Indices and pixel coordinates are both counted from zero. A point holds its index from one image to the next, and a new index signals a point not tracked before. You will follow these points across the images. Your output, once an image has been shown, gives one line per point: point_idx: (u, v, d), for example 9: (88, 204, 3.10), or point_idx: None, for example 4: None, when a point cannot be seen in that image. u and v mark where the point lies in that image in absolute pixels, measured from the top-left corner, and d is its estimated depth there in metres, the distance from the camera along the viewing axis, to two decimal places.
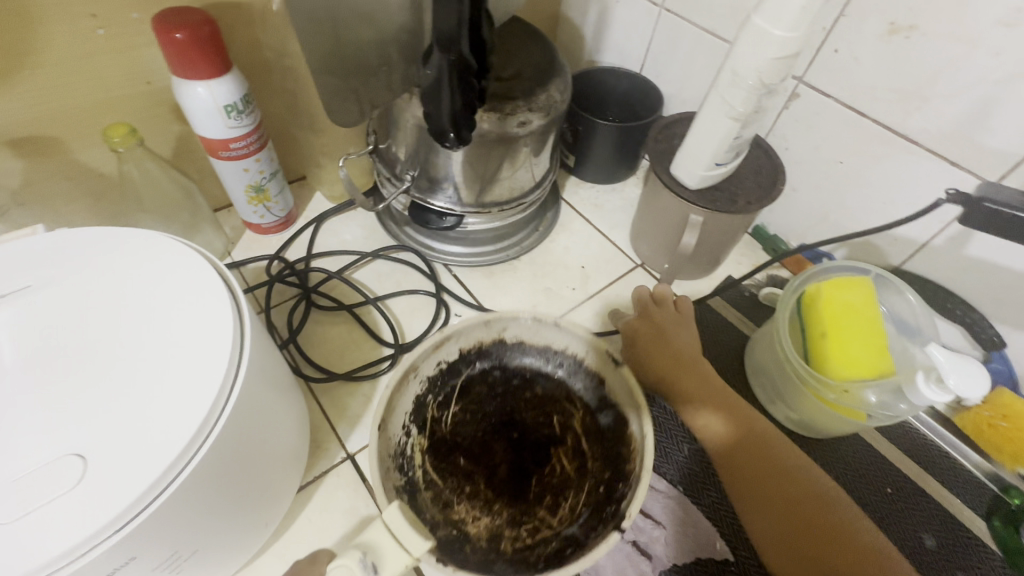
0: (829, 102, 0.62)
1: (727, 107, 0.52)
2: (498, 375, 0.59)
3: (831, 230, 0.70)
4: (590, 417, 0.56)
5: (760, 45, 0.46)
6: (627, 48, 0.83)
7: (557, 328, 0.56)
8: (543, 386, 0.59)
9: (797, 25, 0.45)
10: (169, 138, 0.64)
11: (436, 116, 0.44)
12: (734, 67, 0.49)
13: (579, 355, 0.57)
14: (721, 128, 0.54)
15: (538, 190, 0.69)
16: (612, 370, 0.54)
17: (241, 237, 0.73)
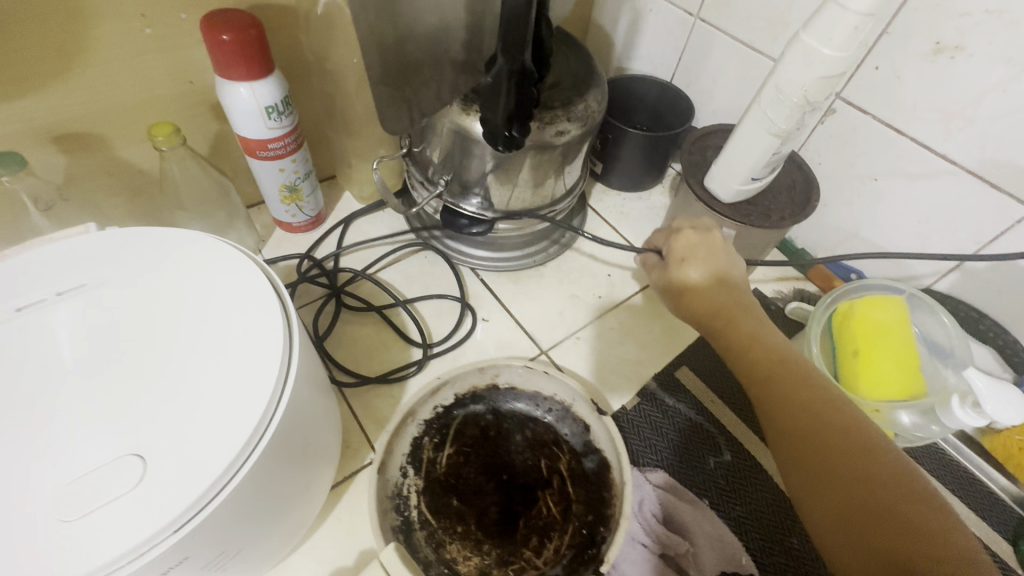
0: (867, 119, 0.61)
1: (768, 123, 0.52)
2: (490, 419, 0.60)
3: (862, 246, 0.70)
4: (576, 460, 0.57)
5: (807, 63, 0.46)
6: (658, 57, 0.83)
7: (548, 376, 0.59)
8: (533, 430, 0.59)
9: (846, 44, 0.44)
10: (207, 136, 0.65)
11: (492, 118, 0.43)
12: (778, 84, 0.49)
13: (567, 401, 0.59)
14: (761, 143, 0.54)
15: (568, 199, 0.70)
16: (597, 421, 0.57)
17: (272, 235, 0.73)
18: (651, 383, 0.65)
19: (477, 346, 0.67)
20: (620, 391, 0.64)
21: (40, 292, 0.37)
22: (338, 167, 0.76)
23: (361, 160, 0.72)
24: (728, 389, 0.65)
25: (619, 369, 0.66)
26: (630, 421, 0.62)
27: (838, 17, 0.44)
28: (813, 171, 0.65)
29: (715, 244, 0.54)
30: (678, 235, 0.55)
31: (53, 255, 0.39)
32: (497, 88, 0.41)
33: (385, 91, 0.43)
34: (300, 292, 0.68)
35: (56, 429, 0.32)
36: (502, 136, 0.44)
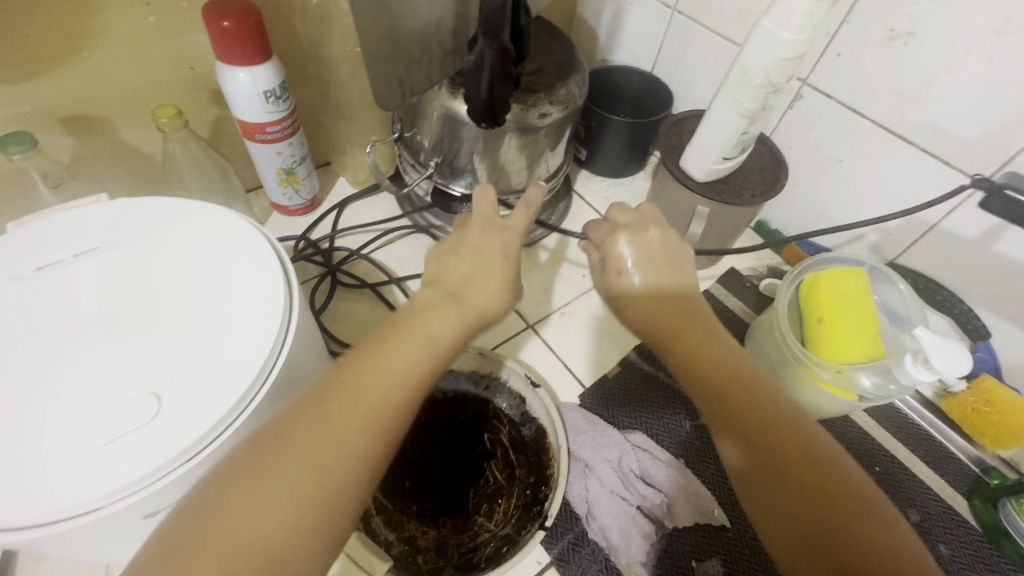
0: (832, 103, 0.66)
1: (736, 104, 0.56)
2: (432, 403, 0.60)
3: (831, 226, 0.74)
4: (514, 430, 0.59)
5: (769, 46, 0.50)
6: (639, 48, 0.87)
7: (483, 357, 0.60)
8: (473, 407, 0.60)
9: (803, 28, 0.48)
10: (207, 121, 0.68)
11: (474, 96, 0.47)
12: (744, 67, 0.53)
13: (503, 377, 0.60)
14: (730, 123, 0.57)
15: (553, 181, 0.73)
16: (532, 394, 0.58)
17: (269, 218, 0.77)
18: (632, 354, 0.68)
19: None
20: (602, 361, 0.68)
21: (57, 253, 0.40)
22: (333, 153, 0.80)
23: (355, 145, 0.76)
24: None
25: (602, 342, 0.70)
26: (611, 387, 0.65)
27: (794, 4, 0.47)
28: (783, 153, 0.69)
29: (652, 245, 0.52)
30: (617, 240, 0.53)
31: (69, 221, 0.42)
32: (480, 66, 0.44)
33: (377, 72, 0.46)
34: (297, 271, 0.71)
35: (75, 372, 0.35)
36: (485, 112, 0.48)
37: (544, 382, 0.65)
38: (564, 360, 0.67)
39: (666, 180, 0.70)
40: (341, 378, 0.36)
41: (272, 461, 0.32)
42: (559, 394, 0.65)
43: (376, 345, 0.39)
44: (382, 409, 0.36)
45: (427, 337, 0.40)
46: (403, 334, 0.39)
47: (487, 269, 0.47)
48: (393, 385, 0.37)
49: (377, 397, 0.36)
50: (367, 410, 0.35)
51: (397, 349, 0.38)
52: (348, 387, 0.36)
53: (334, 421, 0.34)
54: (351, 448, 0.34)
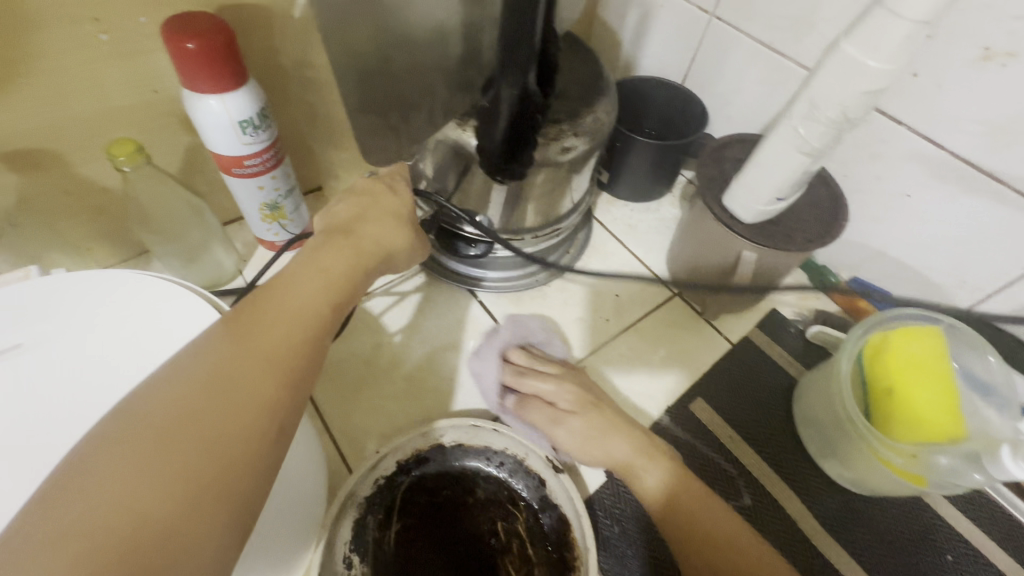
0: (902, 130, 0.56)
1: (799, 140, 0.46)
2: (439, 485, 0.52)
3: (890, 266, 0.65)
4: (532, 519, 0.51)
5: (849, 76, 0.41)
6: (669, 56, 0.77)
7: (497, 433, 0.53)
8: (484, 489, 0.52)
9: (896, 56, 0.39)
10: (178, 150, 0.59)
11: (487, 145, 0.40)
12: (813, 98, 0.44)
13: (520, 455, 0.52)
14: (788, 162, 0.48)
15: (575, 215, 0.64)
16: (555, 481, 0.51)
17: (253, 254, 0.68)
18: (664, 417, 0.61)
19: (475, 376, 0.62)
20: None
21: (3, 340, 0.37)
22: (324, 179, 0.71)
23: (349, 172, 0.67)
24: (746, 421, 0.61)
25: (629, 401, 0.62)
26: None
27: (886, 25, 0.38)
28: (840, 188, 0.59)
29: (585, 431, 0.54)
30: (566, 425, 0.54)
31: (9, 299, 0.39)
32: (493, 113, 0.38)
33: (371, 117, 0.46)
34: None
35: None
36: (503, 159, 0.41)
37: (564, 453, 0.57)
38: None
39: (704, 217, 0.61)
40: (239, 321, 0.32)
41: (153, 428, 0.26)
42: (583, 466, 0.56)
43: (293, 269, 0.36)
44: (292, 351, 0.32)
45: (329, 273, 0.37)
46: (313, 260, 0.37)
47: (381, 226, 0.43)
48: (307, 320, 0.33)
49: (281, 337, 0.32)
50: (275, 351, 0.31)
51: (301, 282, 0.35)
52: (247, 330, 0.31)
53: (240, 366, 0.29)
54: (271, 394, 0.30)
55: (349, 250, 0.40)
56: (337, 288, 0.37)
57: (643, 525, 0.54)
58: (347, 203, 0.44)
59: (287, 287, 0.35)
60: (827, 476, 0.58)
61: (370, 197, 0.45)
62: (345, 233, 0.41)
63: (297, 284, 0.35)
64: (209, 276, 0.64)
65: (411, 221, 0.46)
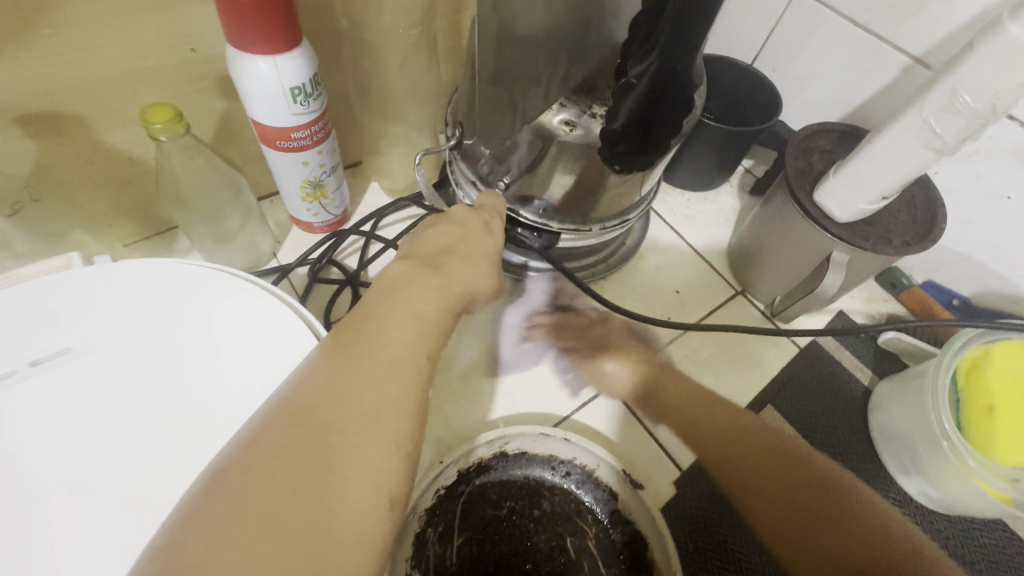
0: (1013, 127, 0.51)
1: (928, 134, 0.42)
2: (502, 496, 0.49)
3: (973, 270, 0.61)
4: (603, 535, 0.48)
5: (1010, 63, 0.36)
6: (741, 34, 0.70)
7: (566, 442, 0.49)
8: (550, 502, 0.49)
9: None
10: (212, 117, 0.53)
11: (612, 123, 0.38)
12: (958, 87, 0.39)
13: (591, 466, 0.49)
14: (909, 158, 0.44)
15: (643, 206, 0.59)
16: (627, 493, 0.48)
17: (288, 234, 0.62)
18: None
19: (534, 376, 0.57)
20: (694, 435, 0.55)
21: (55, 342, 0.35)
22: (365, 155, 0.65)
23: (395, 149, 0.61)
24: (817, 432, 0.57)
25: None
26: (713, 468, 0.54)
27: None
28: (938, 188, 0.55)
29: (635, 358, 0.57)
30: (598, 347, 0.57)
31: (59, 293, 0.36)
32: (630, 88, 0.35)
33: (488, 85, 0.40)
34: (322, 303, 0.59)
35: (81, 503, 0.31)
36: (634, 135, 0.38)
37: (630, 463, 0.53)
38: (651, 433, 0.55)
39: (787, 212, 0.56)
40: (335, 382, 0.29)
41: (259, 511, 0.25)
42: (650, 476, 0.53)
43: (379, 312, 0.34)
44: (394, 415, 0.30)
45: (421, 320, 0.34)
46: (403, 301, 0.35)
47: (460, 265, 0.40)
48: (407, 378, 0.31)
49: (379, 400, 0.29)
50: (374, 417, 0.29)
51: (393, 329, 0.33)
52: (344, 395, 0.29)
53: (343, 438, 0.28)
54: (381, 463, 0.28)
55: (440, 294, 0.36)
56: (427, 336, 0.34)
57: (718, 544, 0.50)
58: (438, 231, 0.43)
59: (380, 336, 0.32)
60: (906, 492, 0.55)
61: (459, 234, 0.43)
62: (425, 269, 0.38)
63: (389, 333, 0.32)
64: (244, 259, 0.58)
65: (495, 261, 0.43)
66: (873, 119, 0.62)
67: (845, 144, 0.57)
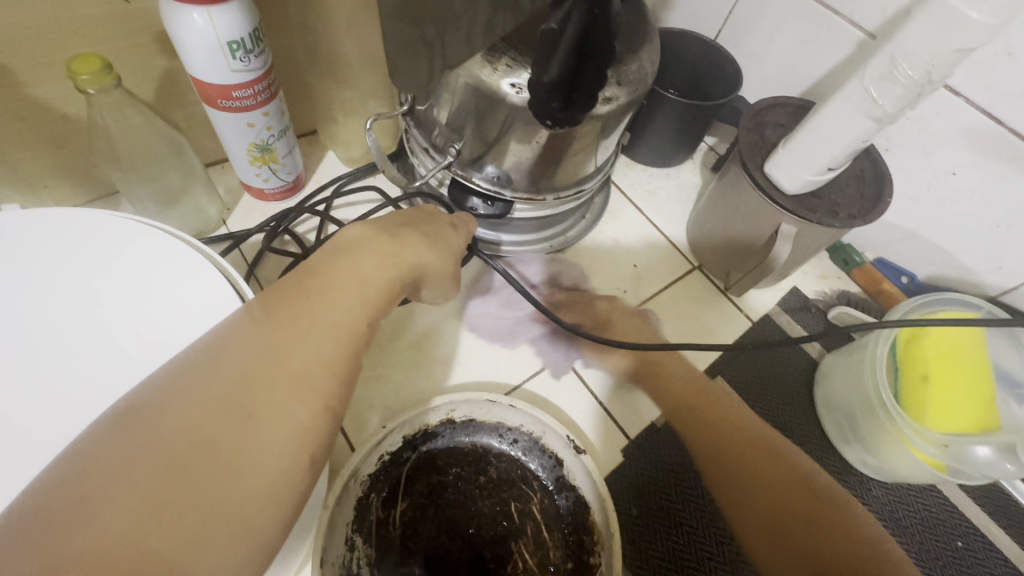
0: (958, 102, 0.52)
1: (869, 104, 0.43)
2: (448, 464, 0.49)
3: (921, 247, 0.63)
4: (547, 501, 0.49)
5: (945, 29, 0.37)
6: (704, 8, 0.70)
7: (511, 409, 0.49)
8: (496, 468, 0.49)
9: (1001, 11, 0.35)
10: (153, 75, 0.51)
11: (543, 76, 0.37)
12: (896, 56, 0.40)
13: (537, 433, 0.49)
14: (852, 128, 0.45)
15: (599, 177, 0.59)
16: (573, 460, 0.48)
17: (239, 202, 0.61)
18: None
19: (487, 347, 0.56)
20: (645, 404, 0.56)
21: None
22: (320, 121, 0.63)
23: (349, 116, 0.60)
24: (765, 403, 0.58)
25: None
26: (661, 438, 0.54)
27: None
28: (885, 162, 0.55)
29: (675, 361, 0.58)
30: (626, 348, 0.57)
31: None
32: (558, 40, 0.35)
33: None
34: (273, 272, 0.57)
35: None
36: (563, 89, 0.37)
37: (579, 432, 0.54)
38: (603, 403, 0.55)
39: (740, 185, 0.56)
40: (266, 340, 0.28)
41: (168, 452, 0.25)
42: (599, 445, 0.53)
43: (328, 272, 0.32)
44: (324, 381, 0.28)
45: (368, 286, 0.32)
46: (354, 263, 0.33)
47: (403, 232, 0.39)
48: (345, 343, 0.30)
49: (310, 362, 0.28)
50: (303, 380, 0.28)
51: (333, 294, 0.31)
52: (274, 356, 0.28)
53: (265, 400, 0.27)
54: (304, 428, 0.27)
55: (393, 261, 0.35)
56: (375, 303, 0.32)
57: (661, 508, 0.51)
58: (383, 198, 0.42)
59: (325, 297, 0.31)
60: (847, 461, 0.56)
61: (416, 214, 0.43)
62: (359, 227, 0.37)
63: (333, 296, 0.31)
64: (189, 225, 0.57)
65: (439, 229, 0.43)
66: (829, 95, 0.62)
67: (799, 118, 0.57)
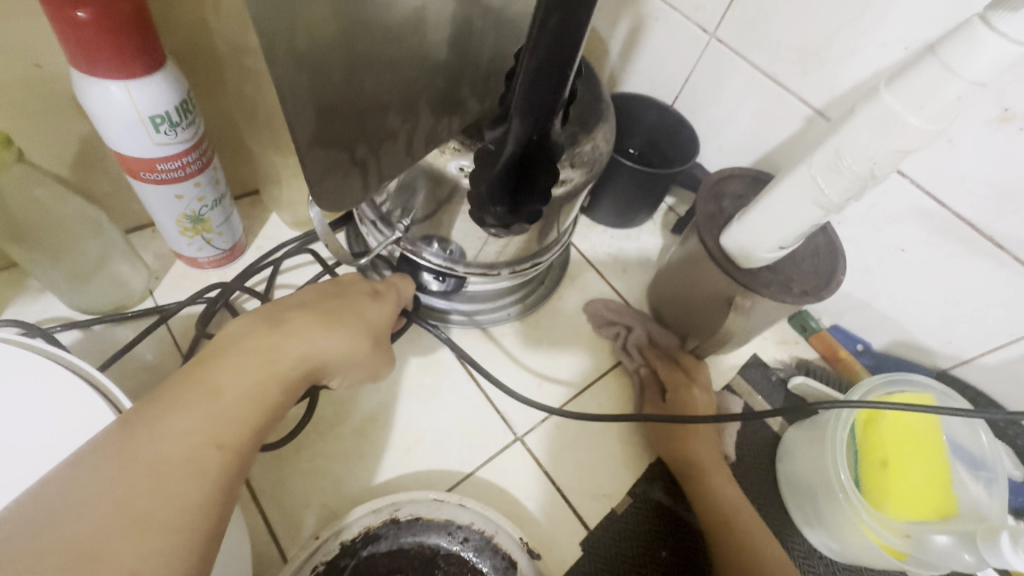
0: (904, 183, 0.53)
1: (816, 191, 0.43)
2: (392, 571, 0.45)
3: (874, 317, 0.63)
4: None
5: (886, 133, 0.38)
6: (661, 75, 0.70)
7: (460, 506, 0.46)
8: (444, 573, 0.45)
9: (938, 118, 0.36)
10: (71, 141, 0.46)
11: (478, 186, 0.34)
12: (841, 149, 0.40)
13: (488, 531, 0.46)
14: (800, 213, 0.45)
15: (558, 248, 0.56)
16: (527, 564, 0.45)
17: (168, 269, 0.56)
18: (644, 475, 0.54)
19: (438, 429, 0.53)
20: (606, 489, 0.53)
21: None
22: (263, 183, 0.60)
23: (294, 180, 0.57)
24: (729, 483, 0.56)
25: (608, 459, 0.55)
26: (620, 527, 0.51)
27: (939, 82, 0.35)
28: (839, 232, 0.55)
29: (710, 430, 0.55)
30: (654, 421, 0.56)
31: None
32: (496, 158, 0.33)
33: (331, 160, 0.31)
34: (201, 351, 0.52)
35: None
36: (502, 197, 0.34)
37: (535, 524, 0.50)
38: (562, 490, 0.52)
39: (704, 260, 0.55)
40: (64, 498, 0.25)
41: None
42: (556, 536, 0.50)
43: (168, 394, 0.29)
44: (128, 540, 0.25)
45: (219, 400, 0.29)
46: (210, 374, 0.30)
47: (312, 326, 0.35)
48: (176, 480, 0.27)
49: (113, 518, 0.25)
50: (102, 541, 0.24)
51: (178, 427, 0.28)
52: (69, 518, 0.24)
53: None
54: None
55: (265, 377, 0.32)
56: (227, 421, 0.29)
57: None
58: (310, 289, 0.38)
59: (157, 427, 0.27)
60: (813, 545, 0.54)
61: (334, 291, 0.39)
62: (273, 329, 0.34)
63: (163, 422, 0.28)
64: (108, 298, 0.52)
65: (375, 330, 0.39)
66: (783, 166, 0.63)
67: (755, 188, 0.57)
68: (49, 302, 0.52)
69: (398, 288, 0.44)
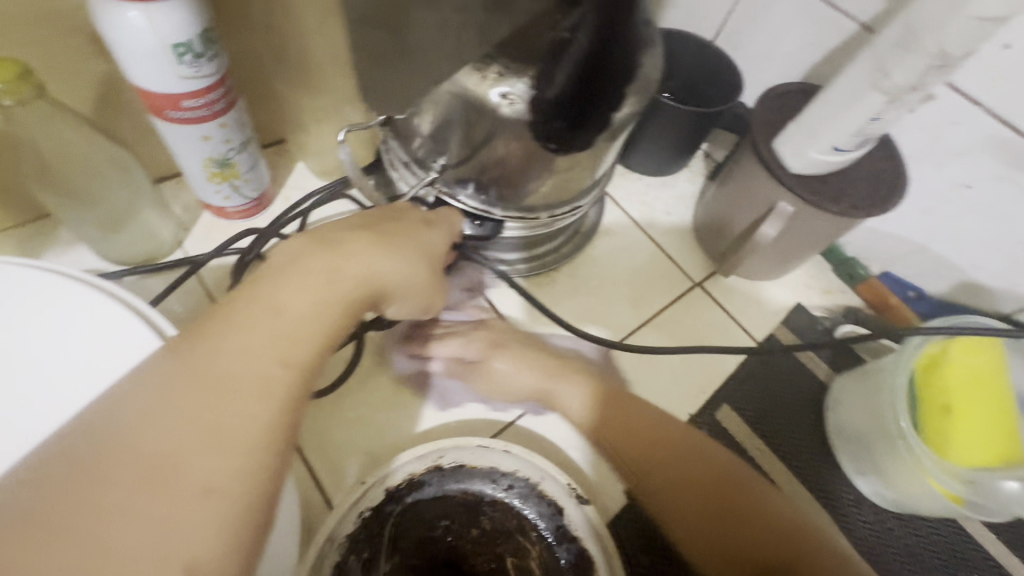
0: (976, 111, 0.49)
1: (878, 74, 0.41)
2: (436, 516, 0.44)
3: (929, 261, 0.60)
4: (548, 554, 0.44)
5: None
6: (702, 8, 0.65)
7: (506, 454, 0.44)
8: (490, 518, 0.45)
9: None
10: (91, 81, 0.44)
11: (544, 94, 0.36)
12: (911, 23, 0.38)
13: (535, 478, 0.45)
14: (860, 102, 0.43)
15: (595, 191, 0.53)
16: (576, 511, 0.44)
17: (197, 220, 0.55)
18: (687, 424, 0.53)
19: None
20: None
21: None
22: (287, 130, 0.57)
23: (320, 124, 0.54)
24: (773, 431, 0.55)
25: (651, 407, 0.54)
26: None
27: None
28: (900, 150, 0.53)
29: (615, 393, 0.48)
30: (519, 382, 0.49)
31: None
32: (565, 48, 0.33)
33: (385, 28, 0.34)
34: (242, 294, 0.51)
35: None
36: (567, 109, 0.36)
37: (578, 471, 0.49)
38: None
39: (752, 175, 0.54)
40: (130, 409, 0.24)
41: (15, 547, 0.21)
42: (599, 483, 0.49)
43: (229, 311, 0.28)
44: (202, 451, 0.24)
45: (283, 317, 0.28)
46: (268, 291, 0.29)
47: (368, 248, 0.33)
48: (244, 394, 0.26)
49: (185, 429, 0.24)
50: (181, 450, 0.23)
51: (248, 344, 0.27)
52: (150, 427, 0.24)
53: (122, 487, 0.22)
54: (177, 516, 0.22)
55: (329, 301, 0.30)
56: (291, 338, 0.28)
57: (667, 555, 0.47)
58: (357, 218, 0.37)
59: (224, 342, 0.26)
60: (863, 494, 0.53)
61: (386, 216, 0.38)
62: (332, 249, 0.32)
63: (227, 339, 0.27)
64: (138, 249, 0.51)
65: (431, 261, 0.37)
66: None
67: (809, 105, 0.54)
68: (79, 254, 0.51)
69: (452, 221, 0.42)
